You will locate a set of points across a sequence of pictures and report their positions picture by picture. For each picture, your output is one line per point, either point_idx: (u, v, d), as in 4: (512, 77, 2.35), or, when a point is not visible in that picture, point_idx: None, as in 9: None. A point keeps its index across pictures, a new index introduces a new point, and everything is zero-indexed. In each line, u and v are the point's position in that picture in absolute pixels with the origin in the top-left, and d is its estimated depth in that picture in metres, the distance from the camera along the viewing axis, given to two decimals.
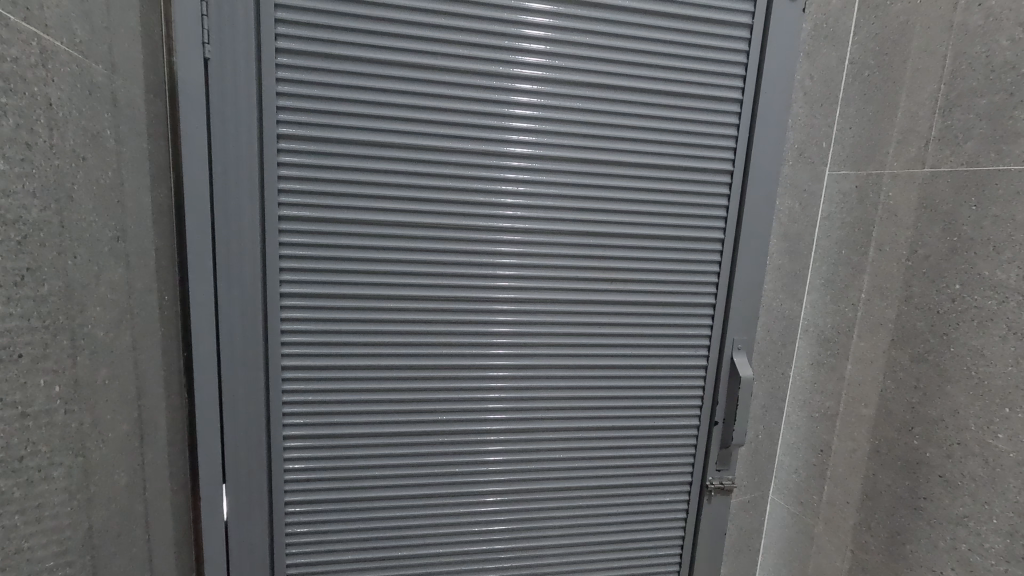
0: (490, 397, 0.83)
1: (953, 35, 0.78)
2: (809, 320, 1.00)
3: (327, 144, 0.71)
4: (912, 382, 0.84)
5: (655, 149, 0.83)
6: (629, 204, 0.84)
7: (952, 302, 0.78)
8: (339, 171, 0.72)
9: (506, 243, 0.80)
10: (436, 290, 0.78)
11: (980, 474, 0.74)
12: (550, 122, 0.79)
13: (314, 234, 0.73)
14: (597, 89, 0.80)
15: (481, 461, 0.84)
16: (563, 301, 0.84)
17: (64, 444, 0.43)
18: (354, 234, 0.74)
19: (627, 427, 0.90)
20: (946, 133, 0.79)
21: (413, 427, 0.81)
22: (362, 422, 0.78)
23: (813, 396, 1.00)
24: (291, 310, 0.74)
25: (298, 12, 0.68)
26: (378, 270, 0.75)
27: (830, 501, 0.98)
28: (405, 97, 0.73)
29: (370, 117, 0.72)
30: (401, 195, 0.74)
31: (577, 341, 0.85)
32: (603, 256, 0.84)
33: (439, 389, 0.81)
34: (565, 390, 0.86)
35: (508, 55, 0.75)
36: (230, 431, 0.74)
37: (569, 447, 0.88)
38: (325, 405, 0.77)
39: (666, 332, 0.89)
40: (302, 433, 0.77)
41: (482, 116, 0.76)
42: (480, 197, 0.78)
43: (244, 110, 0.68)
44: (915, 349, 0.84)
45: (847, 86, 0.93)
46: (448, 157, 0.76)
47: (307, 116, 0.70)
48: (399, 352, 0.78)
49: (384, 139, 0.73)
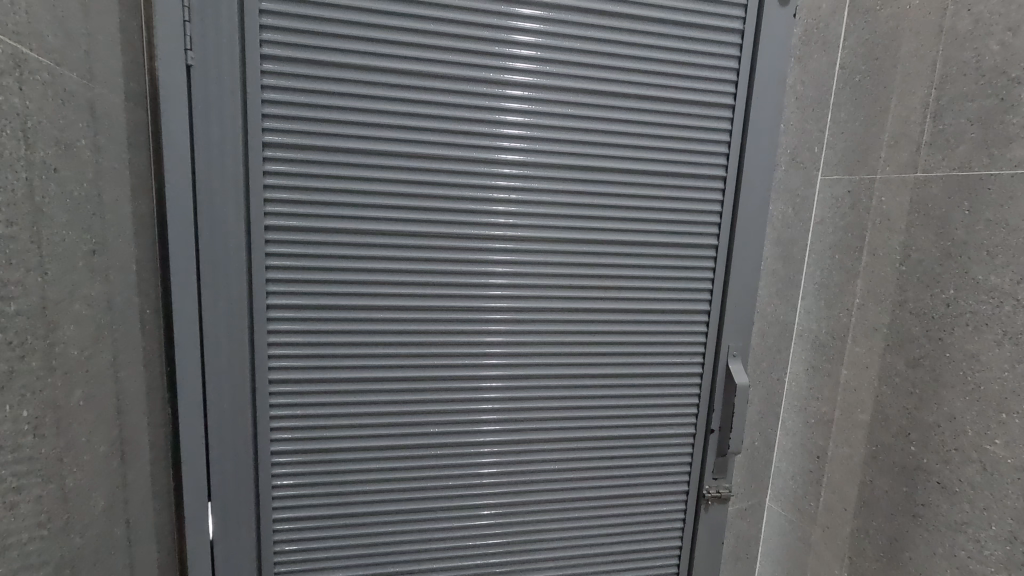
0: (485, 408, 0.82)
1: (942, 40, 0.79)
2: (804, 325, 1.00)
3: (313, 151, 0.70)
4: (908, 387, 0.84)
5: (647, 155, 0.82)
6: (621, 210, 0.83)
7: (946, 307, 0.78)
8: (328, 179, 0.71)
9: (499, 251, 0.79)
10: (428, 299, 0.77)
11: (978, 480, 0.74)
12: (543, 129, 0.78)
13: (302, 244, 0.71)
14: (588, 95, 0.79)
15: (475, 474, 0.83)
16: (557, 309, 0.83)
17: (30, 470, 0.41)
18: (342, 243, 0.72)
19: (622, 436, 0.89)
20: (937, 138, 0.79)
21: (406, 440, 0.79)
22: (353, 436, 0.77)
23: (809, 401, 1.00)
24: (278, 321, 0.72)
25: (283, 17, 0.67)
26: (368, 281, 0.74)
27: (828, 508, 0.97)
28: (395, 104, 0.72)
29: (357, 123, 0.71)
30: (390, 204, 0.73)
31: (571, 349, 0.84)
32: (597, 264, 0.83)
33: (432, 400, 0.79)
34: (560, 399, 0.85)
35: (497, 60, 0.74)
36: (217, 446, 0.72)
37: (563, 457, 0.86)
38: (313, 419, 0.75)
39: (660, 339, 0.88)
40: (292, 448, 0.75)
41: (473, 123, 0.75)
42: (473, 205, 0.76)
43: (227, 115, 0.66)
44: (910, 354, 0.83)
45: (838, 91, 0.93)
46: (439, 164, 0.74)
47: (293, 124, 0.69)
48: (391, 364, 0.77)
49: (373, 146, 0.71)
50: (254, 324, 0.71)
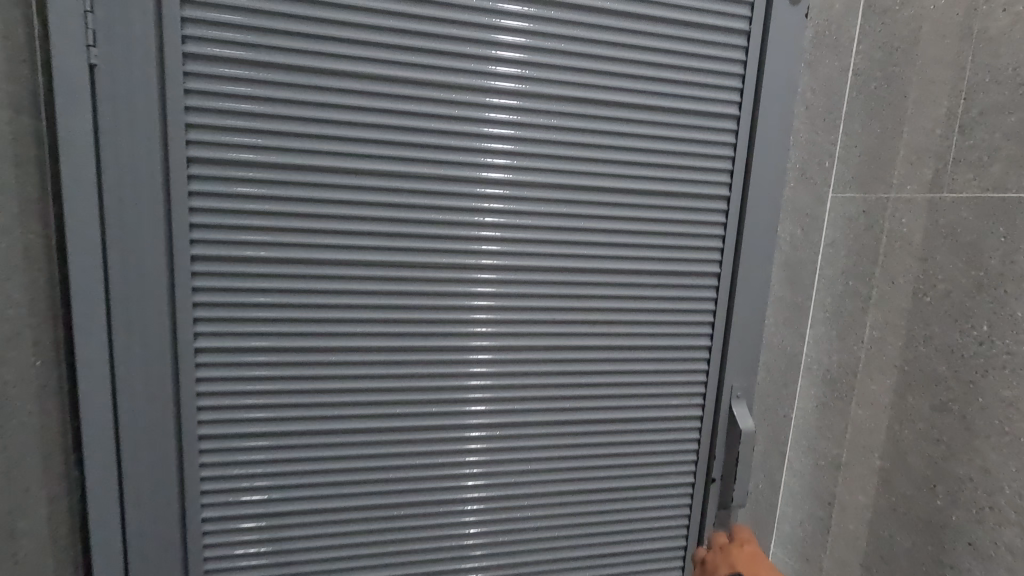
0: (463, 461, 0.72)
1: (972, 44, 0.70)
2: (813, 357, 0.90)
3: (247, 169, 0.59)
4: (934, 433, 0.74)
5: (648, 173, 0.73)
6: (618, 235, 0.73)
7: (978, 346, 0.69)
8: (275, 202, 0.60)
9: (479, 282, 0.69)
10: (396, 339, 0.66)
11: (1017, 545, 0.65)
12: (529, 143, 0.68)
13: (238, 278, 0.61)
14: (573, 104, 0.69)
15: (453, 534, 0.73)
16: (546, 348, 0.72)
17: None
18: (285, 275, 0.62)
19: (618, 487, 0.79)
20: (966, 154, 0.70)
21: (370, 500, 0.69)
22: (308, 497, 0.66)
23: (818, 441, 0.90)
24: (208, 366, 0.62)
25: (220, 11, 0.56)
26: (325, 319, 0.64)
27: (839, 560, 0.88)
28: (356, 114, 0.61)
29: (299, 136, 0.60)
30: (350, 230, 0.63)
31: (562, 392, 0.74)
32: (591, 295, 0.73)
33: (401, 454, 0.69)
34: (548, 448, 0.75)
35: (466, 63, 0.64)
36: (133, 510, 0.62)
37: (552, 513, 0.76)
38: (252, 477, 0.65)
39: (662, 379, 0.78)
40: (235, 512, 0.64)
41: (448, 135, 0.65)
42: (448, 230, 0.66)
43: (144, 127, 0.56)
44: (937, 396, 0.74)
45: (851, 99, 0.84)
46: (408, 183, 0.64)
47: (231, 136, 0.58)
48: (353, 415, 0.66)
49: (330, 163, 0.61)
50: (179, 371, 0.61)
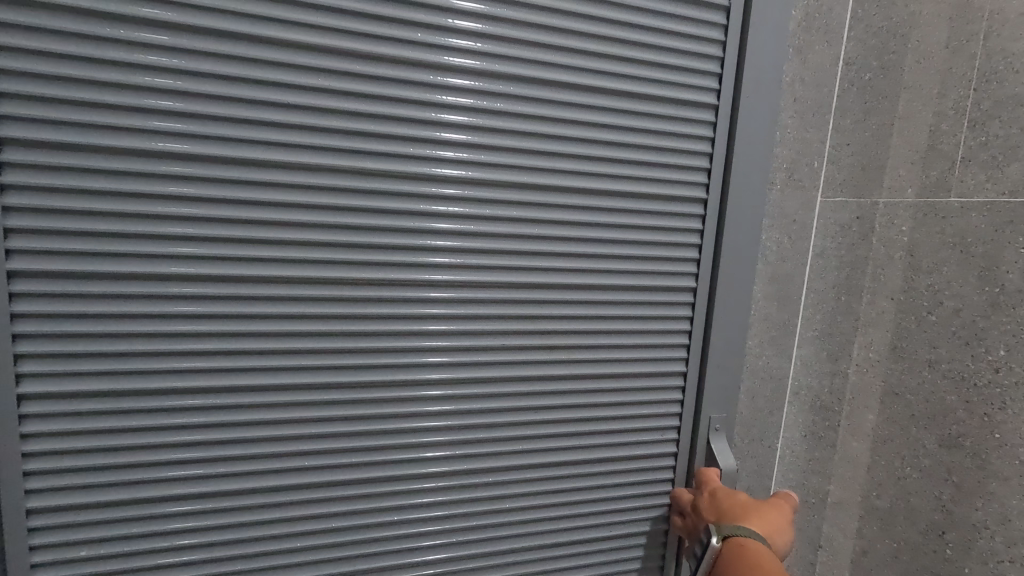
0: (425, 490, 0.65)
1: (983, 26, 0.61)
2: (800, 381, 0.81)
3: (163, 168, 0.52)
4: (942, 473, 0.65)
5: (624, 173, 0.67)
6: (592, 241, 0.67)
7: (993, 374, 0.60)
8: (205, 203, 0.53)
9: (443, 294, 0.62)
10: (352, 356, 0.60)
11: None
12: (491, 140, 0.61)
13: (134, 294, 0.53)
14: (541, 97, 0.62)
15: (413, 547, 0.66)
16: (515, 365, 0.67)
17: None
18: (208, 288, 0.54)
19: (590, 516, 0.73)
20: (978, 153, 0.61)
21: (328, 535, 0.62)
22: (257, 535, 0.60)
23: (810, 475, 0.81)
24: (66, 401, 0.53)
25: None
26: (271, 335, 0.57)
27: None
28: (296, 104, 0.54)
29: (235, 126, 0.53)
30: (296, 235, 0.56)
31: (534, 412, 0.68)
32: (563, 306, 0.67)
33: (358, 484, 0.62)
34: (519, 474, 0.69)
35: (419, 49, 0.57)
36: None
37: (521, 544, 0.71)
38: (181, 501, 0.56)
39: (638, 396, 0.73)
40: (168, 555, 0.57)
41: (401, 129, 0.58)
42: (405, 235, 0.59)
43: (48, 98, 0.48)
44: (945, 430, 0.65)
45: (842, 92, 0.75)
46: (357, 183, 0.57)
47: (143, 127, 0.51)
48: (306, 441, 0.60)
49: (267, 159, 0.54)
50: (94, 379, 0.53)
